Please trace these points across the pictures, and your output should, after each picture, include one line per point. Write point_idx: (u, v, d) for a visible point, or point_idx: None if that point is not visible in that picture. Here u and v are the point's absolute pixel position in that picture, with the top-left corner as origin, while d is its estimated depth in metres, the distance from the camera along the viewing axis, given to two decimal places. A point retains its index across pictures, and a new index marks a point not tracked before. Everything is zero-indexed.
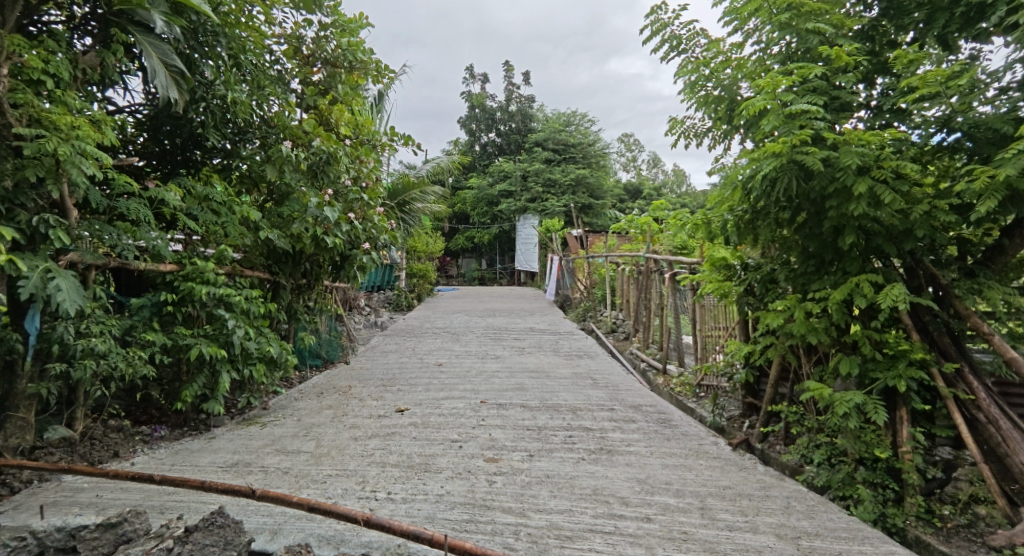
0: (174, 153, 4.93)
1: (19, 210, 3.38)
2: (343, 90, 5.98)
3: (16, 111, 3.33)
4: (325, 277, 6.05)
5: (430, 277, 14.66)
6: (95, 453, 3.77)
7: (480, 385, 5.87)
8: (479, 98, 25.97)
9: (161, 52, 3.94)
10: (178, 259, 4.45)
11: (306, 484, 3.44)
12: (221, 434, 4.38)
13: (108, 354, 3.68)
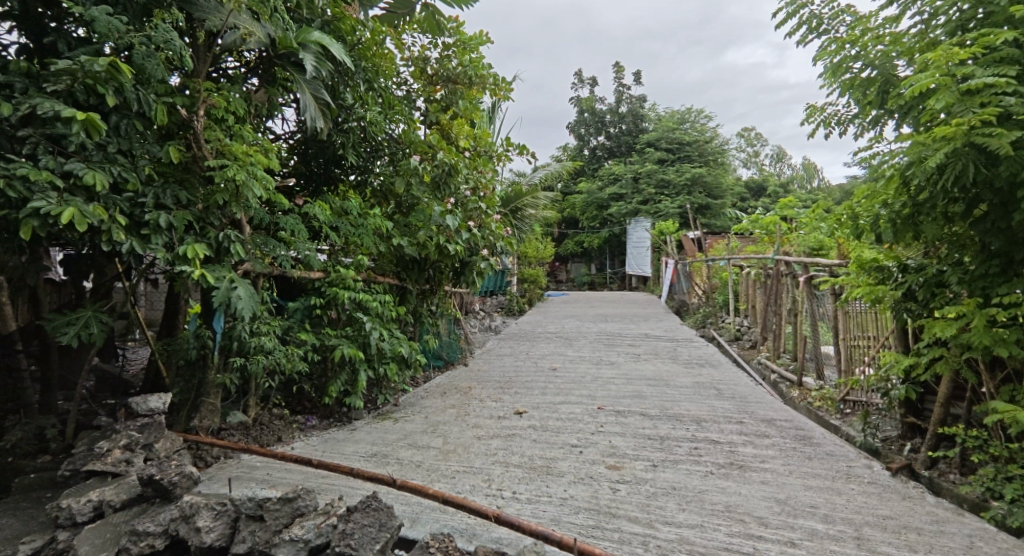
0: (318, 172, 5.54)
1: (209, 228, 4.02)
2: (463, 105, 6.34)
3: (209, 146, 3.98)
4: (447, 283, 6.41)
5: (541, 282, 14.90)
6: (264, 436, 4.35)
7: (597, 391, 5.82)
8: (588, 102, 25.91)
9: (313, 87, 4.44)
10: (325, 268, 4.95)
11: (437, 478, 3.66)
12: (360, 426, 4.83)
13: (273, 351, 4.23)
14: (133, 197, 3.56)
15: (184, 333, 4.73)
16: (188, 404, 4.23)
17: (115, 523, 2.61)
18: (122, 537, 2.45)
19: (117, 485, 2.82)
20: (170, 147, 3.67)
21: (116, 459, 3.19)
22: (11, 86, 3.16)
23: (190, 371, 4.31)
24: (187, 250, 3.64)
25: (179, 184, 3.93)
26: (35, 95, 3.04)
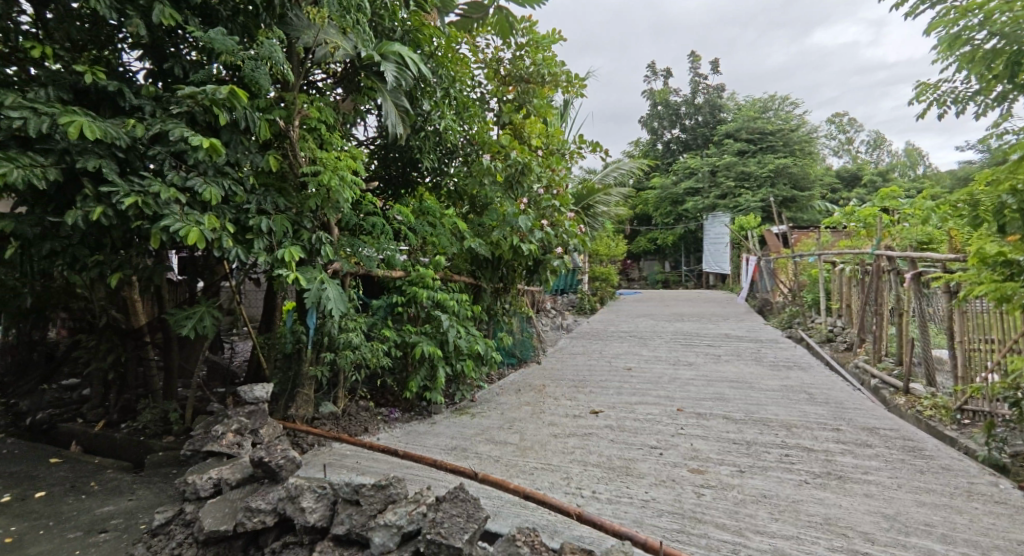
0: (398, 176, 5.79)
1: (303, 230, 4.28)
2: (536, 104, 6.37)
3: (304, 155, 4.28)
4: (520, 281, 6.47)
5: (612, 281, 14.70)
6: (352, 426, 4.60)
7: (675, 392, 5.64)
8: (661, 95, 25.16)
9: (394, 96, 4.61)
10: (405, 267, 5.14)
11: (516, 473, 3.70)
12: (440, 420, 4.98)
13: (359, 347, 4.46)
14: (240, 204, 3.90)
15: (281, 328, 5.11)
16: (285, 394, 4.57)
17: (232, 500, 2.87)
18: (238, 512, 2.70)
19: (232, 464, 3.11)
20: (270, 157, 3.97)
21: (229, 442, 3.51)
22: (143, 109, 3.61)
23: (287, 363, 4.68)
24: (285, 254, 3.90)
25: (277, 192, 4.26)
26: (165, 118, 3.49)
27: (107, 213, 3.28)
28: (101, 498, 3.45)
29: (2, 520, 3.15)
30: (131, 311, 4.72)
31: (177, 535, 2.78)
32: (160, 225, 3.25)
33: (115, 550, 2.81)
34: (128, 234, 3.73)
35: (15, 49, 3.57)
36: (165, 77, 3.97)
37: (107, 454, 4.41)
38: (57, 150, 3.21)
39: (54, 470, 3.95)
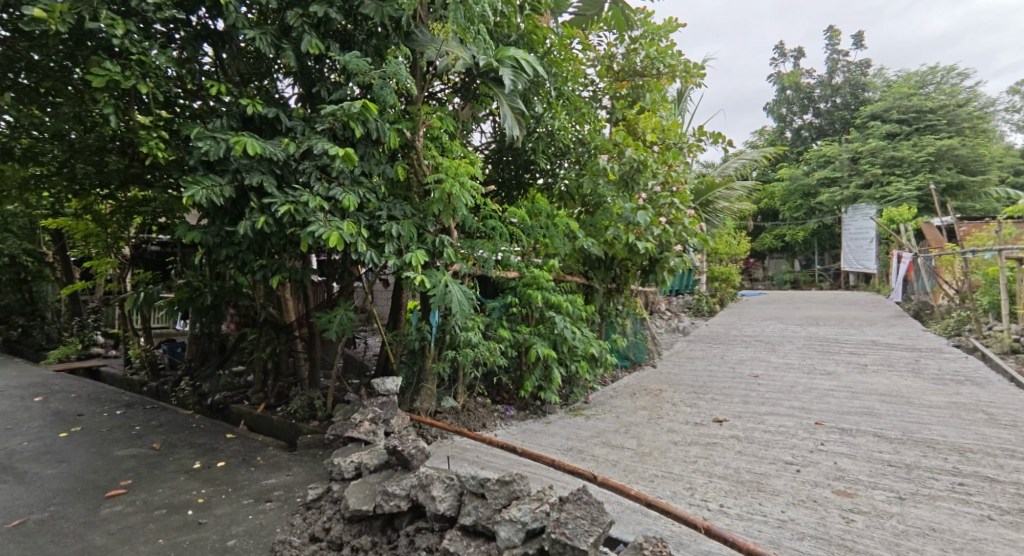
0: (512, 179, 5.93)
1: (427, 234, 4.53)
2: (650, 98, 6.18)
3: (428, 162, 4.55)
4: (634, 282, 6.27)
5: (734, 282, 13.73)
6: (472, 421, 4.78)
7: (813, 404, 5.10)
8: (790, 78, 23.09)
9: (510, 100, 4.70)
10: (520, 268, 5.17)
11: (635, 479, 3.57)
12: (555, 420, 5.01)
13: (478, 345, 4.61)
14: (372, 211, 4.24)
15: (405, 326, 5.48)
16: (411, 388, 4.88)
17: (371, 483, 3.14)
18: (376, 495, 2.94)
19: (370, 450, 3.42)
20: (398, 166, 4.28)
21: (366, 430, 3.84)
22: (294, 130, 4.08)
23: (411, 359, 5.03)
24: (411, 258, 4.15)
25: (403, 200, 4.57)
26: (312, 135, 3.91)
27: (268, 223, 3.76)
28: (265, 472, 3.96)
29: (194, 483, 3.75)
30: (282, 308, 5.36)
31: (327, 511, 3.10)
32: (308, 228, 3.64)
33: (278, 518, 3.21)
34: (284, 241, 4.25)
35: (200, 87, 4.22)
36: (312, 100, 4.45)
37: (266, 433, 5.07)
38: (231, 170, 3.76)
39: (229, 444, 4.62)
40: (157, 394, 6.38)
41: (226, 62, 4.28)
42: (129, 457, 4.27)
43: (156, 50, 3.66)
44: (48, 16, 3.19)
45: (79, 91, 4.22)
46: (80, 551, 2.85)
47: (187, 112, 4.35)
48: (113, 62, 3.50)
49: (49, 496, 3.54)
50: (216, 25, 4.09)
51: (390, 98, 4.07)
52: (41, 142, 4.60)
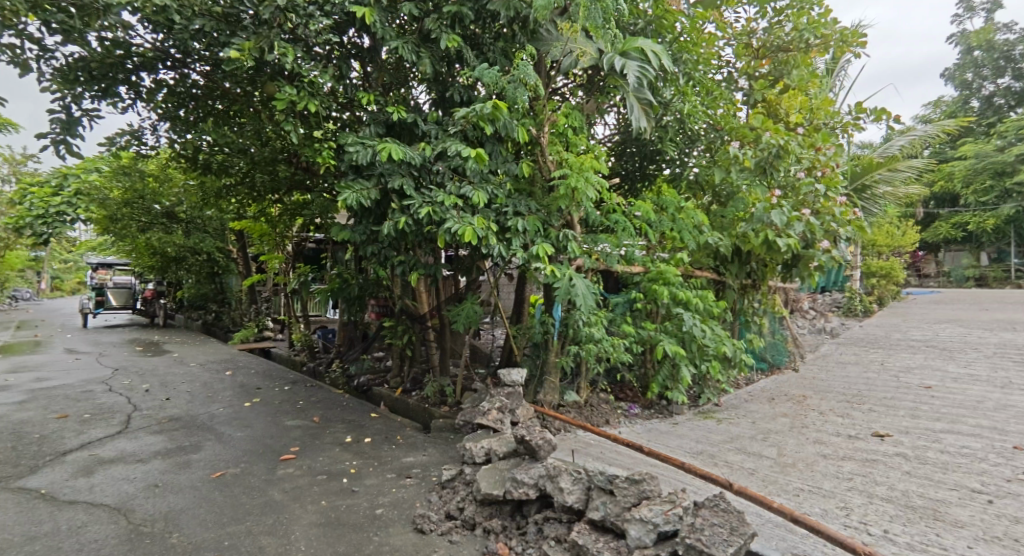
0: (635, 171, 5.79)
1: (551, 229, 4.56)
2: (797, 75, 5.62)
3: (553, 158, 4.59)
4: (774, 277, 5.74)
5: (898, 278, 11.95)
6: (595, 417, 4.74)
7: (1008, 424, 4.26)
8: (979, 36, 19.53)
9: (636, 90, 4.53)
10: (646, 263, 5.00)
11: (776, 491, 3.28)
12: (682, 421, 4.78)
13: (602, 340, 4.56)
14: (500, 208, 4.39)
15: (529, 319, 5.62)
16: (535, 380, 4.99)
17: (501, 469, 3.28)
18: (506, 481, 3.05)
19: (500, 438, 3.58)
20: (524, 163, 4.38)
21: (494, 418, 4.01)
22: (430, 134, 4.38)
23: (535, 352, 5.16)
24: (539, 250, 4.23)
25: (528, 195, 4.66)
26: (446, 137, 4.16)
27: (408, 222, 4.07)
28: (405, 450, 4.33)
29: (347, 455, 4.22)
30: (417, 299, 5.79)
31: (460, 491, 3.30)
32: (444, 224, 3.89)
33: (418, 493, 3.50)
34: (420, 238, 4.58)
35: (350, 100, 4.70)
36: (445, 103, 4.72)
37: (404, 414, 5.54)
38: (377, 174, 4.15)
39: (374, 422, 5.12)
40: (314, 373, 7.31)
41: (372, 76, 4.71)
42: (296, 427, 4.93)
43: (318, 72, 4.15)
44: (239, 51, 3.79)
45: (258, 112, 4.96)
46: (263, 504, 3.37)
47: (340, 123, 4.87)
48: (287, 87, 4.06)
49: (239, 454, 4.23)
50: (364, 42, 4.51)
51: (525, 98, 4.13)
52: (231, 157, 5.49)
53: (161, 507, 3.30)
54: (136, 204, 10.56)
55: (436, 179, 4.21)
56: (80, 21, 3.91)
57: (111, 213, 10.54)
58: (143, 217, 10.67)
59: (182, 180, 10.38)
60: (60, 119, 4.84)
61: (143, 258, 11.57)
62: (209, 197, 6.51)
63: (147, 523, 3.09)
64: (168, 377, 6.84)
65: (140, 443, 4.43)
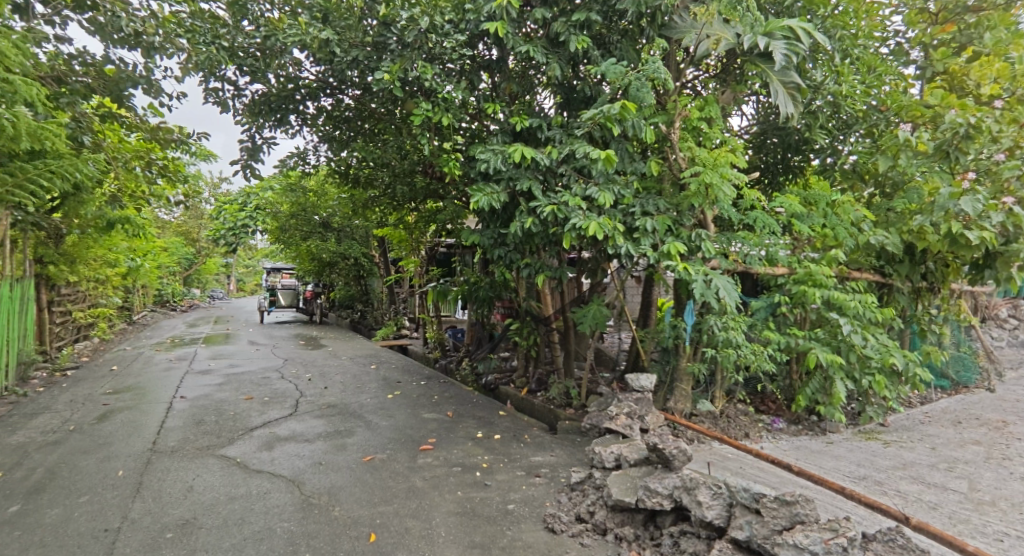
0: (777, 163, 5.32)
1: (682, 229, 4.30)
2: (993, 39, 4.72)
3: (684, 154, 4.34)
4: (958, 278, 4.87)
5: None
6: (732, 429, 4.41)
7: None
8: None
9: (780, 73, 4.12)
10: (792, 263, 4.53)
11: (969, 532, 2.76)
12: (839, 441, 4.25)
13: (741, 347, 4.20)
14: (626, 208, 4.27)
15: (657, 324, 5.42)
16: (665, 387, 4.80)
17: (632, 477, 3.20)
18: (638, 489, 2.97)
19: (630, 444, 3.51)
20: (652, 162, 4.23)
21: (623, 423, 3.93)
22: (554, 138, 4.44)
23: (664, 357, 4.95)
24: (669, 248, 4.04)
25: (656, 194, 4.47)
26: (572, 139, 4.16)
27: (534, 224, 4.14)
28: (533, 449, 4.42)
29: (478, 449, 4.43)
30: (541, 301, 5.86)
31: (591, 495, 3.28)
32: (569, 222, 3.88)
33: (548, 493, 3.55)
34: (546, 241, 4.63)
35: (480, 110, 4.93)
36: (571, 105, 4.76)
37: (529, 414, 5.64)
38: (506, 179, 4.29)
39: (502, 420, 5.30)
40: (446, 369, 7.78)
41: (501, 85, 4.90)
42: (433, 420, 5.30)
43: (452, 87, 4.43)
44: (386, 74, 4.21)
45: (398, 128, 5.43)
46: (407, 489, 3.67)
47: (470, 133, 5.13)
48: (426, 104, 4.40)
49: (385, 441, 4.65)
50: (493, 54, 4.72)
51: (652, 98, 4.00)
52: (375, 171, 6.07)
53: (325, 483, 3.76)
54: (300, 216, 12.18)
55: (561, 182, 4.25)
56: (263, 62, 4.68)
57: (282, 225, 12.30)
58: (305, 227, 12.28)
59: (336, 194, 11.76)
60: (248, 147, 5.78)
61: (304, 263, 13.29)
62: (358, 208, 7.29)
63: (314, 495, 3.54)
64: (325, 368, 7.77)
65: (306, 425, 5.08)
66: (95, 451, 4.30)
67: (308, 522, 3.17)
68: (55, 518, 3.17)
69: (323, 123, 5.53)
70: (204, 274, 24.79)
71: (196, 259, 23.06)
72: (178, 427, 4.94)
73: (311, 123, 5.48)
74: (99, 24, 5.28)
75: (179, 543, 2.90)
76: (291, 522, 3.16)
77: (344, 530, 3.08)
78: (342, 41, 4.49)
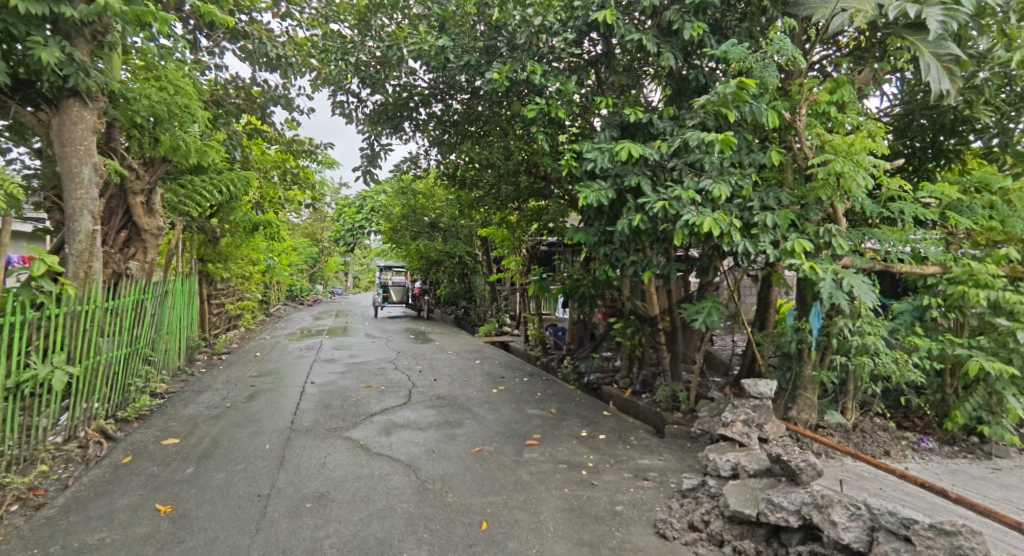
0: (926, 147, 4.70)
1: (807, 223, 3.92)
2: None
3: (811, 142, 3.98)
4: None
5: None
6: (869, 445, 3.97)
7: None
8: None
9: (933, 45, 3.64)
10: (945, 260, 3.97)
11: None
12: (1009, 469, 3.65)
13: (882, 354, 3.78)
14: (744, 202, 3.99)
15: (776, 327, 5.04)
16: (786, 394, 4.49)
17: (752, 488, 3.03)
18: (760, 502, 2.78)
19: (749, 454, 3.32)
20: (773, 152, 3.90)
21: (739, 431, 3.71)
22: (665, 131, 4.30)
23: (786, 361, 4.59)
24: (793, 246, 3.69)
25: (778, 186, 4.15)
26: (684, 131, 4.00)
27: (643, 220, 4.02)
28: (639, 451, 4.33)
29: (584, 448, 4.42)
30: (648, 301, 5.71)
31: (705, 503, 3.13)
32: (682, 218, 3.71)
33: (657, 497, 3.45)
34: (654, 239, 4.48)
35: (587, 106, 4.91)
36: (681, 97, 4.60)
37: (633, 416, 5.51)
38: (612, 176, 4.23)
39: (606, 420, 5.24)
40: (546, 367, 7.86)
41: (608, 80, 4.86)
42: (536, 416, 5.38)
43: (559, 85, 4.47)
44: (497, 77, 4.36)
45: (504, 129, 5.59)
46: (515, 481, 3.77)
47: (576, 130, 5.14)
48: (536, 103, 4.48)
49: (492, 434, 4.81)
50: (599, 48, 4.68)
51: (778, 78, 3.74)
52: (481, 172, 6.30)
53: (438, 470, 3.97)
54: (410, 217, 12.98)
55: (672, 176, 4.11)
56: (383, 73, 5.06)
57: (394, 226, 13.14)
58: (415, 228, 13.04)
59: (443, 196, 12.37)
60: (367, 154, 6.27)
61: (413, 262, 14.11)
62: (464, 208, 7.59)
63: (429, 481, 3.76)
64: (433, 361, 8.20)
65: (419, 414, 5.41)
66: (247, 426, 4.94)
67: (425, 505, 3.38)
68: (220, 481, 3.70)
69: (433, 128, 5.84)
70: (326, 272, 27.26)
71: (320, 258, 25.50)
72: (311, 409, 5.51)
73: (423, 129, 5.81)
74: (249, 51, 6.04)
75: (317, 512, 3.25)
76: (410, 504, 3.39)
77: (457, 516, 3.24)
78: (456, 48, 4.73)
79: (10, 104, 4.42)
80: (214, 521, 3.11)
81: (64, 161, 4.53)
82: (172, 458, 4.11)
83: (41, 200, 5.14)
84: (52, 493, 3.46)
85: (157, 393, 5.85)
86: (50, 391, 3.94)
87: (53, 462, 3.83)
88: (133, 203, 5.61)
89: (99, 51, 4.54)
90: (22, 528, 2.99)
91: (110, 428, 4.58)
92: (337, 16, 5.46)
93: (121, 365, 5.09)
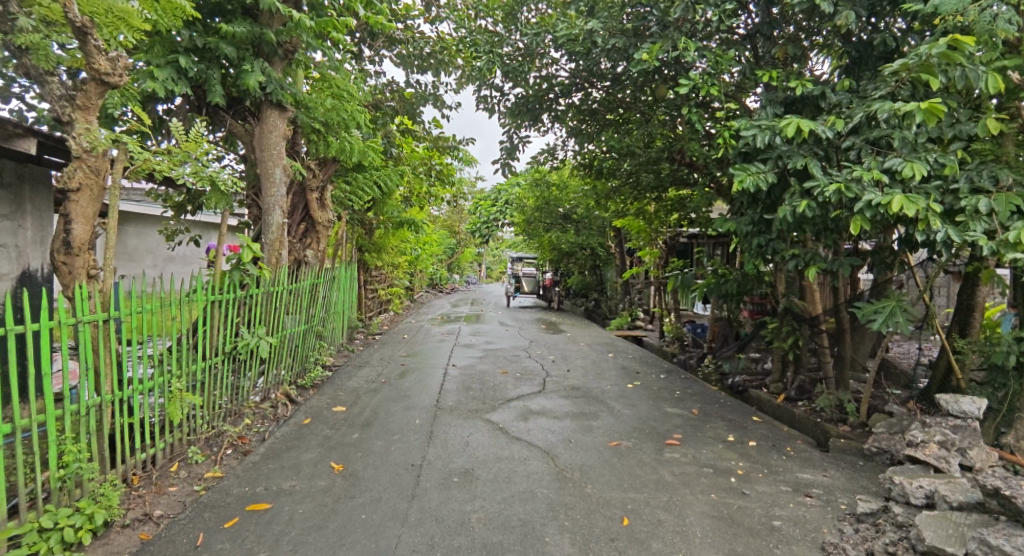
0: None
1: None
2: None
3: None
4: None
5: None
6: None
7: None
8: None
9: None
10: None
11: None
12: None
13: None
14: (947, 184, 3.33)
15: (982, 333, 4.18)
16: (998, 415, 3.73)
17: (955, 523, 2.56)
18: (968, 540, 2.36)
19: (951, 483, 2.85)
20: (988, 120, 3.19)
21: (935, 455, 3.17)
22: (841, 105, 3.78)
23: (999, 376, 3.73)
24: (1018, 234, 2.90)
25: (996, 163, 3.42)
26: (867, 103, 3.48)
27: (810, 207, 3.55)
28: (799, 464, 3.89)
29: (731, 454, 4.11)
30: (808, 299, 5.11)
31: (888, 533, 2.70)
32: (861, 202, 3.19)
33: (823, 517, 3.06)
34: (821, 228, 3.96)
35: (744, 83, 4.51)
36: (861, 65, 4.04)
37: (787, 424, 4.98)
38: (774, 157, 3.80)
39: (757, 427, 4.80)
40: (683, 364, 7.47)
41: (768, 54, 4.50)
42: (676, 415, 5.13)
43: (714, 61, 4.20)
44: (647, 55, 4.17)
45: (645, 114, 5.39)
46: (656, 480, 3.62)
47: (728, 111, 4.77)
48: (687, 81, 4.21)
49: (629, 430, 4.69)
50: (759, 19, 4.37)
51: (1006, 31, 3.05)
52: (619, 161, 6.12)
53: (576, 460, 3.97)
54: (545, 209, 13.15)
55: (848, 156, 3.60)
56: (526, 64, 5.19)
57: (528, 218, 13.49)
58: (548, 219, 13.22)
59: (578, 186, 12.37)
60: (506, 147, 6.47)
61: (545, 252, 14.31)
62: (599, 199, 7.47)
63: (568, 470, 3.78)
64: (565, 352, 8.25)
65: (553, 403, 5.46)
66: (400, 401, 5.41)
67: (565, 493, 3.40)
68: (380, 448, 4.11)
69: (571, 118, 5.79)
70: (462, 262, 28.84)
71: (457, 249, 27.11)
72: (453, 390, 5.88)
73: (561, 119, 5.80)
74: (404, 56, 6.59)
75: (464, 487, 3.44)
76: (549, 490, 3.44)
77: (598, 508, 3.21)
78: (604, 30, 4.60)
79: (226, 117, 5.41)
80: (377, 483, 3.46)
81: (263, 164, 5.37)
82: (342, 423, 4.67)
83: (244, 198, 6.13)
84: (255, 442, 4.15)
85: (327, 365, 6.69)
86: (252, 358, 4.69)
87: (254, 417, 4.59)
88: (310, 199, 6.44)
89: (289, 67, 5.25)
90: (237, 468, 3.63)
91: (293, 393, 5.36)
92: (482, 13, 5.70)
93: (301, 338, 5.91)
